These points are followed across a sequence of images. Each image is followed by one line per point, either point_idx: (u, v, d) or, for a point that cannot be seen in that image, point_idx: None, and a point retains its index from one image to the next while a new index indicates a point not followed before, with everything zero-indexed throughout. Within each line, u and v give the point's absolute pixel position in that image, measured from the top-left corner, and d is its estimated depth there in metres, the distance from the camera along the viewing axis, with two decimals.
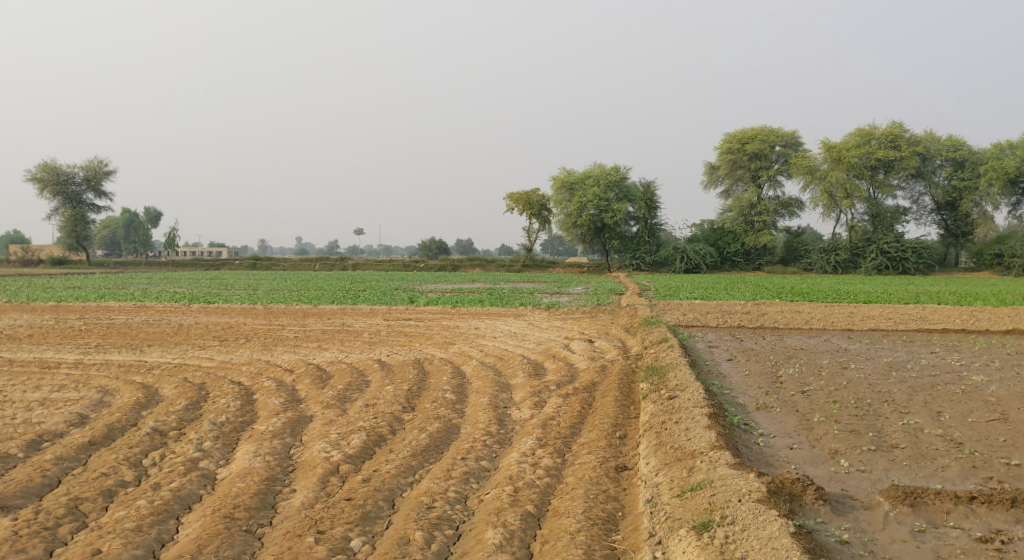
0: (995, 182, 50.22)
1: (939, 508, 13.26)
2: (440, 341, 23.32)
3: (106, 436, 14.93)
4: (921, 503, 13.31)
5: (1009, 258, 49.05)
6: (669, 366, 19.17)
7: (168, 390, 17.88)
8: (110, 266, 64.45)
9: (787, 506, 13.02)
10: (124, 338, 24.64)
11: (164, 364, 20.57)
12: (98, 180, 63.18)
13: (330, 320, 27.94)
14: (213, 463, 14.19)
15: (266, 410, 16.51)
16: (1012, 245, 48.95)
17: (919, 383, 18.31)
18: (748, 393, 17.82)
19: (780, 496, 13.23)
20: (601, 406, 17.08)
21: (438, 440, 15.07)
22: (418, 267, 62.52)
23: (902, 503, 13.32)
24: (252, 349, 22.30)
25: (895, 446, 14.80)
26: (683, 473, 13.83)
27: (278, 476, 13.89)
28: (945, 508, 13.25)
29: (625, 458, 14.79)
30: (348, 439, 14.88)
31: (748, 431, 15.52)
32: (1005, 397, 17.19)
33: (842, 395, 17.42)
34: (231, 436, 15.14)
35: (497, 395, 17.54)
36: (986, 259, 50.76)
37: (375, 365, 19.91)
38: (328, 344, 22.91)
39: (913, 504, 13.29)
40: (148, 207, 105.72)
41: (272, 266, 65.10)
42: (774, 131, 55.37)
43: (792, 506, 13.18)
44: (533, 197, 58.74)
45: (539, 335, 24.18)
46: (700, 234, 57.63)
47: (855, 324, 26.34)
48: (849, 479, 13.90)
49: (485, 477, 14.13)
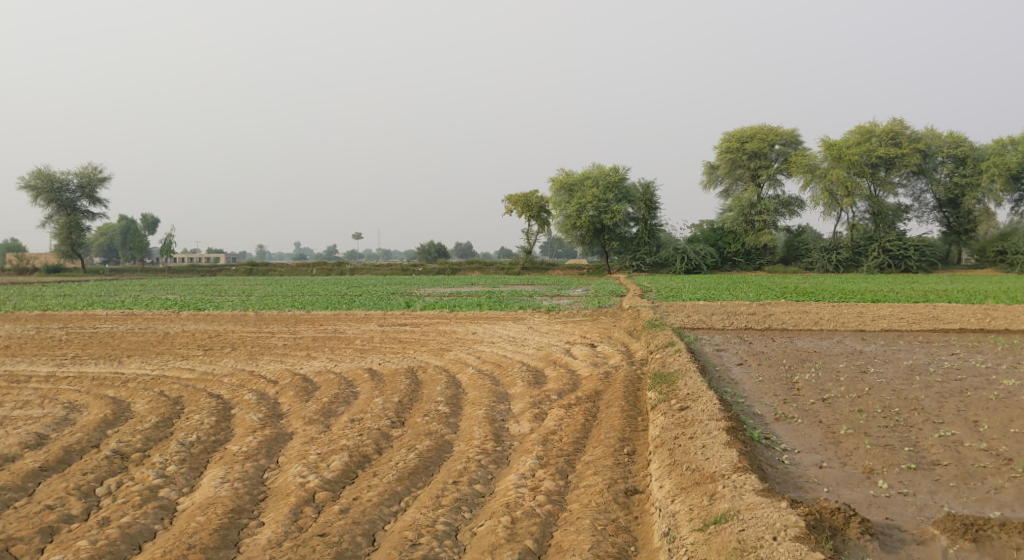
0: (998, 179, 48.77)
1: (1005, 543, 11.90)
2: (436, 347, 21.87)
3: (60, 460, 13.47)
4: (985, 538, 11.95)
5: (1013, 255, 47.68)
6: (678, 373, 17.72)
7: (140, 405, 16.37)
8: (106, 273, 62.79)
9: (831, 547, 11.62)
10: (104, 347, 23.11)
11: (142, 377, 19.06)
12: (92, 187, 61.55)
13: (321, 326, 26.44)
14: (175, 492, 12.77)
15: (242, 427, 15.07)
16: (1015, 242, 47.55)
17: (946, 388, 16.91)
18: (764, 402, 16.40)
19: (820, 531, 11.85)
20: (607, 418, 15.62)
21: (427, 460, 13.59)
22: (416, 271, 61.07)
23: (963, 538, 11.97)
24: (236, 359, 20.80)
25: (937, 463, 13.47)
26: (705, 502, 12.41)
27: (246, 507, 12.47)
28: (1012, 544, 11.89)
29: (636, 480, 13.35)
30: (328, 461, 13.41)
31: (769, 446, 14.11)
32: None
33: (867, 403, 15.98)
34: (199, 458, 13.62)
35: (494, 407, 16.04)
36: (989, 257, 49.39)
37: (365, 375, 18.43)
38: (318, 352, 21.44)
39: (976, 539, 11.94)
40: (144, 214, 104.19)
41: (269, 272, 63.67)
42: (774, 130, 53.89)
43: (835, 544, 11.76)
44: (532, 199, 57.30)
45: (539, 340, 22.70)
46: (700, 234, 56.27)
47: (868, 325, 24.88)
48: (892, 505, 12.56)
49: (479, 504, 12.71)
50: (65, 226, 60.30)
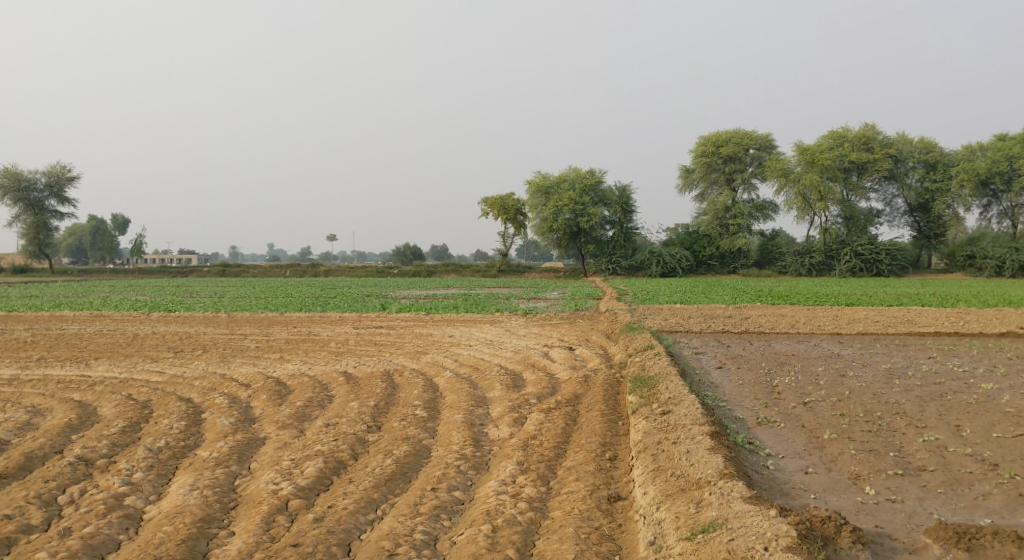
0: (967, 184, 48.76)
1: (999, 552, 11.70)
2: (411, 350, 21.46)
3: (21, 467, 12.99)
4: (979, 547, 11.76)
5: (981, 260, 47.79)
6: (658, 376, 17.43)
7: (106, 409, 15.87)
8: (75, 274, 61.84)
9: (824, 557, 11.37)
10: (71, 350, 22.53)
11: (109, 380, 18.54)
12: (61, 187, 60.70)
13: (295, 328, 26.00)
14: (142, 500, 12.32)
15: (213, 432, 14.63)
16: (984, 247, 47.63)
17: (926, 392, 16.67)
18: (746, 406, 16.12)
19: (811, 541, 11.58)
20: (587, 422, 15.28)
21: (405, 466, 13.20)
22: (391, 272, 60.59)
23: (956, 547, 11.77)
24: (207, 361, 20.33)
25: (923, 469, 13.26)
26: (691, 510, 12.12)
27: (215, 516, 12.06)
28: (1005, 553, 11.70)
29: (619, 486, 13.04)
30: (302, 468, 12.99)
31: (753, 451, 13.83)
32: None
33: (848, 407, 15.72)
34: (167, 464, 13.16)
35: (472, 411, 15.67)
36: (958, 261, 49.40)
37: (340, 379, 18.00)
38: (291, 355, 20.98)
39: (969, 549, 11.75)
40: (115, 214, 102.97)
41: (242, 273, 62.97)
42: (748, 134, 53.85)
43: (828, 553, 11.52)
44: (508, 202, 56.97)
45: (516, 343, 22.36)
46: (676, 238, 56.09)
47: (845, 328, 24.72)
48: (881, 513, 12.38)
49: (459, 512, 12.34)
50: (33, 225, 59.37)
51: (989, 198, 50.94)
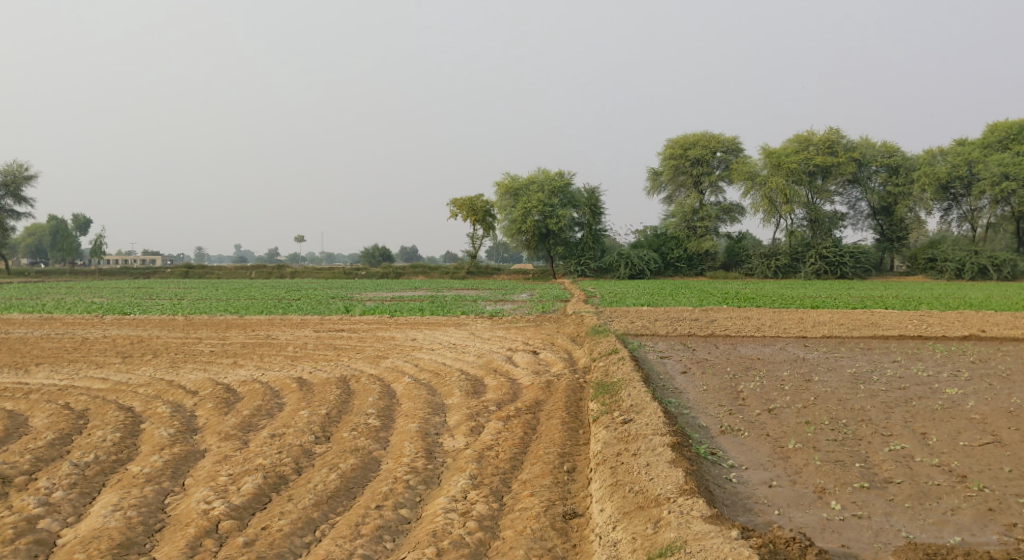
0: (928, 188, 48.51)
1: None
2: (371, 354, 20.67)
3: None
4: None
5: (942, 263, 47.61)
6: (622, 383, 16.75)
7: (39, 419, 14.99)
8: (32, 276, 60.25)
9: None
10: (12, 356, 21.52)
11: (49, 387, 17.60)
12: (18, 185, 59.31)
13: (252, 332, 25.09)
14: (57, 522, 11.59)
15: (149, 444, 13.81)
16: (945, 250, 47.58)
17: (892, 398, 16.12)
18: (709, 413, 15.49)
19: None
20: (547, 431, 14.59)
21: (350, 481, 12.48)
22: (358, 275, 59.57)
23: None
24: (155, 367, 19.42)
25: (889, 480, 12.70)
26: (648, 530, 11.57)
27: (136, 540, 11.35)
28: None
29: (575, 502, 12.37)
30: (238, 484, 12.23)
31: (716, 463, 13.21)
32: (990, 414, 15.02)
33: (813, 414, 15.13)
34: (93, 480, 12.35)
35: (428, 420, 14.92)
36: (919, 264, 49.18)
37: (293, 385, 17.19)
38: (244, 361, 20.12)
39: None
40: (76, 213, 101.18)
41: (205, 275, 61.62)
42: (715, 138, 53.52)
43: None
44: (477, 203, 56.19)
45: (479, 346, 21.61)
46: (644, 240, 55.56)
47: (810, 331, 24.19)
48: (847, 530, 11.83)
49: (403, 532, 11.67)
50: None
51: (949, 202, 50.70)
